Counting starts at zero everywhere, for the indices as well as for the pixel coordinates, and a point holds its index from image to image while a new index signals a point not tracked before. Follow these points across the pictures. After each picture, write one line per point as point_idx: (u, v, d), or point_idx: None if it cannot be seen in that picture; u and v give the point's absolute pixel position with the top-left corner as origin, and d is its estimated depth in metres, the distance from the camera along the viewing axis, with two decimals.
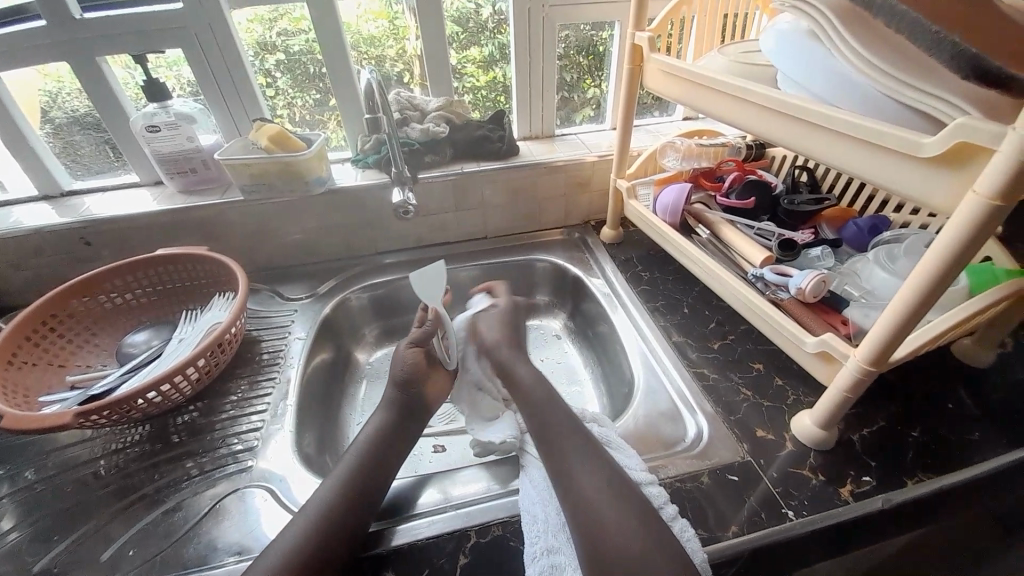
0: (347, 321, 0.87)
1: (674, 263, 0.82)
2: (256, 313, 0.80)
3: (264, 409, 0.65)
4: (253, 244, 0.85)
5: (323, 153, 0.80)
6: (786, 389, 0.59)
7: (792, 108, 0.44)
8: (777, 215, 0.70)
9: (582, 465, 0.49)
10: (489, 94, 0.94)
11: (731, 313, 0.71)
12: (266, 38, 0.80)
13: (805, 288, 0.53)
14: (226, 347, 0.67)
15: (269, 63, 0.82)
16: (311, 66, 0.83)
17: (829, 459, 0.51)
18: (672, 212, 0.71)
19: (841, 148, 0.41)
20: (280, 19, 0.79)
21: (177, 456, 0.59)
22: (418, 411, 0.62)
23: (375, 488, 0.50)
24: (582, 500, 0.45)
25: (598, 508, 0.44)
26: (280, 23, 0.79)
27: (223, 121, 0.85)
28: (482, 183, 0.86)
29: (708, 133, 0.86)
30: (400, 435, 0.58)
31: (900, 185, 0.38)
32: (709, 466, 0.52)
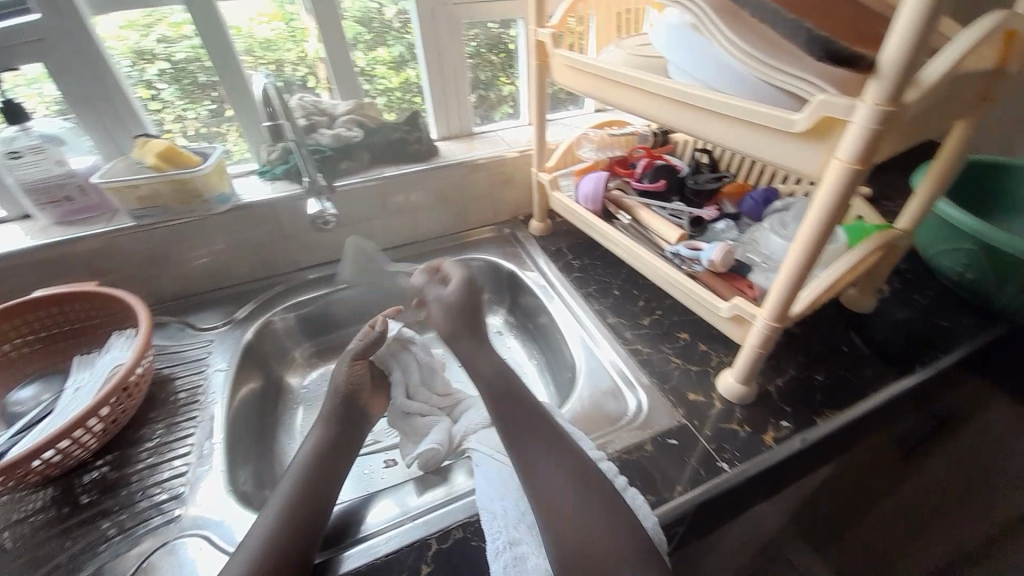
0: (274, 345, 0.81)
1: (601, 249, 0.86)
2: (164, 349, 0.73)
3: (188, 452, 0.60)
4: (155, 274, 0.77)
5: (222, 167, 0.74)
6: (710, 353, 0.65)
7: (685, 95, 0.48)
8: (686, 195, 0.76)
9: (546, 453, 0.49)
10: (403, 96, 0.92)
11: (656, 290, 0.76)
12: (142, 46, 0.72)
13: (716, 260, 0.58)
14: (133, 391, 0.60)
15: (150, 73, 0.74)
16: (200, 74, 0.76)
17: (752, 410, 0.57)
18: (593, 200, 0.75)
19: (730, 130, 0.45)
20: (156, 24, 0.71)
21: (90, 517, 0.53)
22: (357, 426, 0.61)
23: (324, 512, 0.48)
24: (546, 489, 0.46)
25: (562, 498, 0.45)
26: (158, 28, 0.71)
27: (101, 141, 0.75)
28: (405, 187, 0.84)
29: (618, 124, 0.90)
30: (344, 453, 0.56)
31: (779, 159, 0.43)
32: (651, 434, 0.55)
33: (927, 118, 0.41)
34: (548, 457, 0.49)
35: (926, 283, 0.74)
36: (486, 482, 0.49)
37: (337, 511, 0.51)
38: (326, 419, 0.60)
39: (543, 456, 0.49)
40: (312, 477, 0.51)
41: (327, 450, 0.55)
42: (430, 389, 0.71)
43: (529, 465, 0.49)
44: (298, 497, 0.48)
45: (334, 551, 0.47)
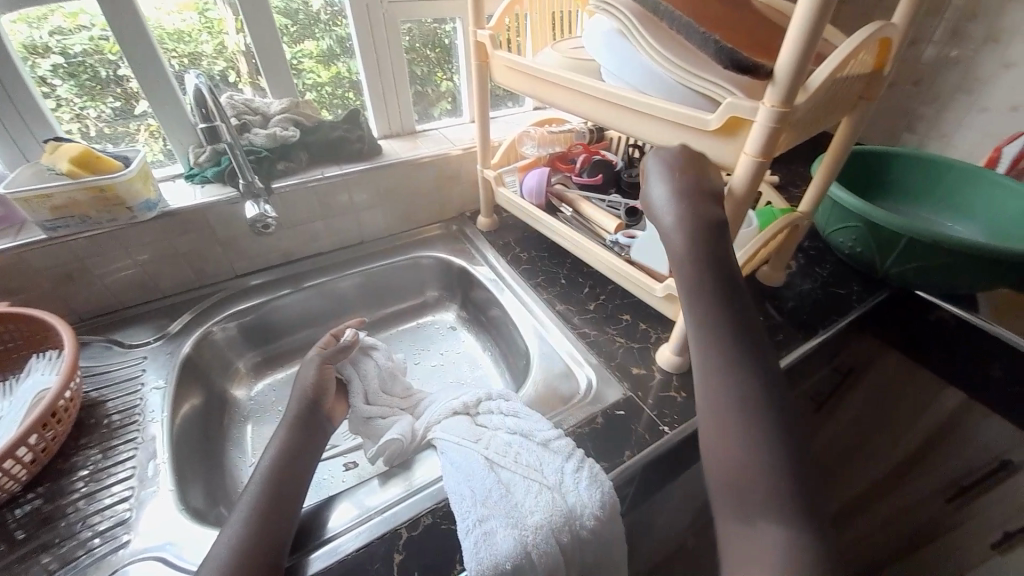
0: (216, 357, 0.78)
1: (548, 240, 0.90)
2: (89, 371, 0.68)
3: (129, 475, 0.57)
4: (76, 289, 0.71)
5: (147, 172, 0.69)
6: (649, 331, 0.70)
7: (615, 97, 0.52)
8: (621, 187, 0.81)
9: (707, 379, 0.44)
10: (335, 91, 0.90)
11: (599, 277, 0.81)
12: (34, 40, 0.66)
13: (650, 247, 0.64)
14: (61, 418, 0.56)
15: (43, 69, 0.68)
16: (102, 68, 0.71)
17: (687, 378, 0.63)
18: (537, 195, 0.78)
19: (655, 128, 0.50)
20: (49, 15, 0.65)
21: (24, 556, 0.49)
22: (320, 425, 0.61)
23: (290, 514, 0.48)
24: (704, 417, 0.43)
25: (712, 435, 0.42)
26: (52, 19, 0.65)
27: (0, 147, 0.68)
28: (348, 187, 0.84)
29: (555, 120, 0.94)
30: (305, 453, 0.56)
31: (698, 153, 0.48)
32: (601, 408, 0.60)
33: (817, 116, 0.49)
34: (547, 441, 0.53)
35: (826, 257, 0.85)
36: (454, 468, 0.51)
37: (305, 512, 0.51)
38: (286, 419, 0.60)
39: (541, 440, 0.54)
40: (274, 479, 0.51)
41: (287, 451, 0.55)
42: (389, 388, 0.71)
43: (529, 446, 0.53)
44: (262, 501, 0.48)
45: (302, 552, 0.47)
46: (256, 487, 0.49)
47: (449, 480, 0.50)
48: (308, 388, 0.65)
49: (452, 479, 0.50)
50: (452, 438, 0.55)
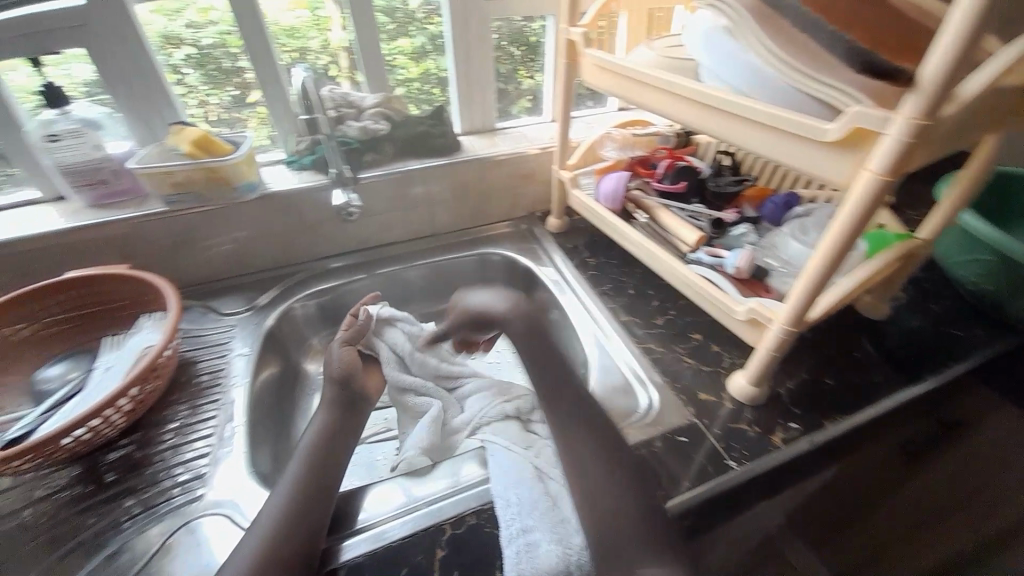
0: (293, 332, 0.83)
1: (619, 247, 0.86)
2: (188, 332, 0.75)
3: (210, 433, 0.62)
4: (183, 258, 0.79)
5: (253, 157, 0.76)
6: (722, 354, 0.65)
7: (710, 99, 0.48)
8: (706, 197, 0.76)
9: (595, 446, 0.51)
10: (423, 87, 0.93)
11: (671, 290, 0.76)
12: (170, 30, 0.73)
13: (741, 266, 0.60)
14: (159, 374, 0.62)
15: (177, 58, 0.76)
16: (225, 60, 0.78)
17: (762, 412, 0.57)
18: (613, 199, 0.75)
19: (753, 134, 0.46)
20: (186, 10, 0.73)
21: (115, 495, 0.55)
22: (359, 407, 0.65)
23: (330, 496, 0.51)
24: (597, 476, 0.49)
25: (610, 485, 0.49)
26: (187, 13, 0.73)
27: (136, 130, 0.78)
28: (426, 180, 0.86)
29: (639, 122, 0.90)
30: (347, 436, 0.60)
31: (806, 166, 0.43)
32: (661, 431, 0.56)
33: (960, 131, 0.41)
34: (601, 457, 0.52)
35: (944, 291, 0.74)
36: (498, 473, 0.51)
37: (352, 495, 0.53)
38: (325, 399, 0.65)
39: (596, 448, 0.53)
40: (315, 458, 0.55)
41: (327, 434, 0.59)
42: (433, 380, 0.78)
43: (581, 457, 0.53)
44: (307, 478, 0.52)
45: (346, 533, 0.49)
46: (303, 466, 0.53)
47: (495, 484, 0.50)
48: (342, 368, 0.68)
49: (497, 483, 0.50)
50: (498, 445, 0.55)
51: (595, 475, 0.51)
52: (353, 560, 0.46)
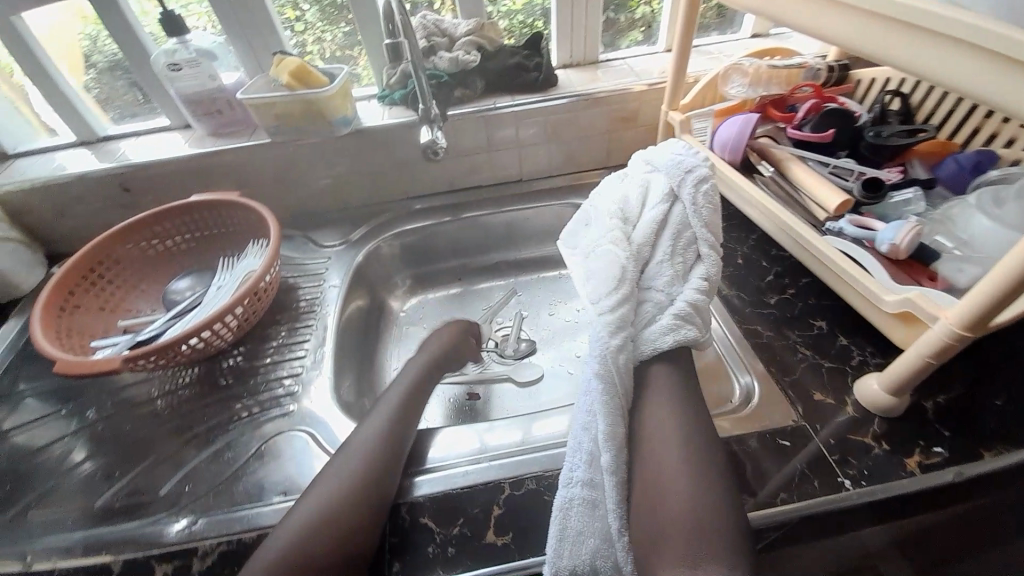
0: (379, 270, 0.85)
1: (731, 208, 0.74)
2: (290, 259, 0.80)
3: (304, 356, 0.67)
4: (285, 190, 0.84)
5: (346, 89, 0.75)
6: (851, 349, 0.54)
7: (901, 13, 0.36)
8: (858, 151, 0.61)
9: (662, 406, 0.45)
10: (526, 19, 0.84)
11: (792, 264, 0.64)
12: None
13: (899, 244, 0.48)
14: (262, 296, 0.66)
15: None
16: None
17: (895, 427, 0.47)
18: (732, 148, 0.63)
19: (961, 64, 0.33)
20: None
21: (225, 399, 0.62)
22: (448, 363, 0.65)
23: (404, 435, 0.51)
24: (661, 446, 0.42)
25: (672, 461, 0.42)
26: None
27: (246, 62, 0.80)
28: (517, 120, 0.79)
29: (780, 53, 0.74)
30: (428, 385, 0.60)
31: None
32: (758, 429, 0.48)
33: None
34: (657, 404, 0.45)
35: None
36: (585, 410, 0.44)
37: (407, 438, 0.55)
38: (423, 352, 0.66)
39: (673, 403, 0.45)
40: (405, 398, 0.56)
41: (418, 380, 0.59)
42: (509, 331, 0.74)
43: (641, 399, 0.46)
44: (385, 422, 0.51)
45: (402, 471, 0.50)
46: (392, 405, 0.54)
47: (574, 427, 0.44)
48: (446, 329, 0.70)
49: (580, 422, 0.44)
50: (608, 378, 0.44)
51: (653, 419, 0.45)
52: (408, 493, 0.48)
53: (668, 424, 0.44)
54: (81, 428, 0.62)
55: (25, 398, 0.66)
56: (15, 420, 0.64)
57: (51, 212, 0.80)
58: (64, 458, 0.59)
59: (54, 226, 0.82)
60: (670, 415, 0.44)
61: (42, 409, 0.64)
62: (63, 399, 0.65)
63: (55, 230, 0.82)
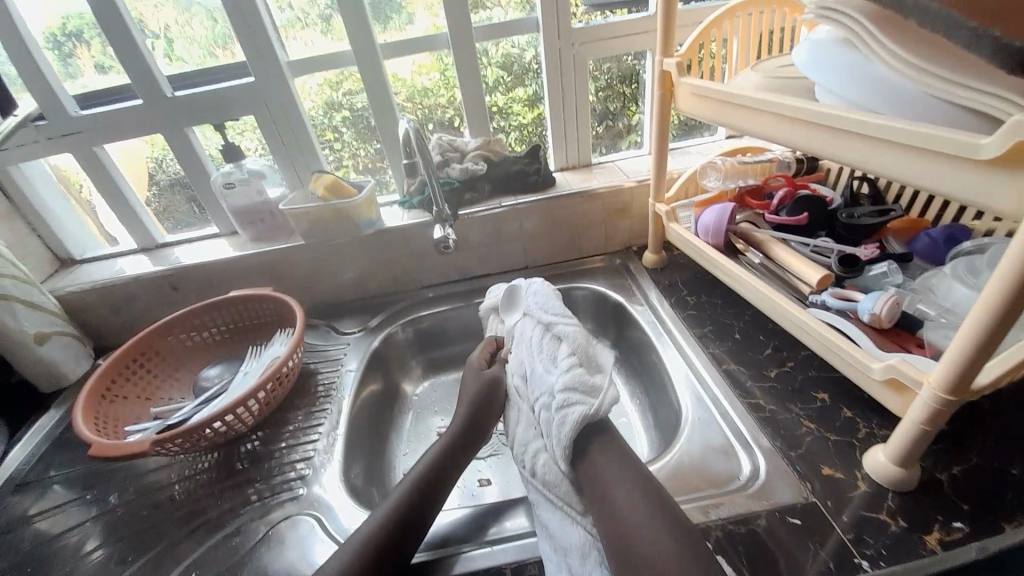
0: (395, 354, 0.89)
1: (724, 286, 0.78)
2: (314, 347, 0.86)
3: (318, 439, 0.69)
4: (313, 284, 0.92)
5: (372, 197, 0.85)
6: (856, 421, 0.53)
7: (835, 120, 0.42)
8: (835, 230, 0.66)
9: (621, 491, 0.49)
10: (535, 129, 0.97)
11: (789, 338, 0.66)
12: (333, 99, 0.89)
13: (879, 313, 0.51)
14: (284, 380, 0.71)
15: (336, 120, 0.91)
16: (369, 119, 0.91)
17: (911, 501, 0.45)
18: (715, 233, 0.69)
19: (897, 158, 0.39)
20: (344, 81, 0.87)
21: (240, 483, 0.64)
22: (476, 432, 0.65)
23: (421, 520, 0.52)
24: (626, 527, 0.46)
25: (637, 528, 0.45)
26: (345, 83, 0.87)
27: (289, 177, 0.93)
28: (521, 216, 0.88)
29: (752, 150, 0.83)
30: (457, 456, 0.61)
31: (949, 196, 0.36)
32: (766, 506, 0.47)
33: None
34: (621, 489, 0.49)
35: None
36: (545, 532, 0.49)
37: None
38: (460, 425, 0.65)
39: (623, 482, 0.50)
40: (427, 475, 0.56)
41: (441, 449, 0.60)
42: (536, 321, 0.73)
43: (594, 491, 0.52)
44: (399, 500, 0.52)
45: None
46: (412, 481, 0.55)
47: (541, 547, 0.48)
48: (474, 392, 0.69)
49: (547, 545, 0.48)
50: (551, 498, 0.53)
51: (625, 503, 0.48)
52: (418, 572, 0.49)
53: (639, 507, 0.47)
54: (101, 513, 0.63)
55: (52, 484, 0.68)
56: (41, 505, 0.66)
57: (105, 308, 0.89)
58: (79, 546, 0.60)
59: (105, 321, 0.90)
60: (625, 492, 0.49)
61: (66, 495, 0.67)
62: (87, 484, 0.68)
63: (106, 325, 0.91)
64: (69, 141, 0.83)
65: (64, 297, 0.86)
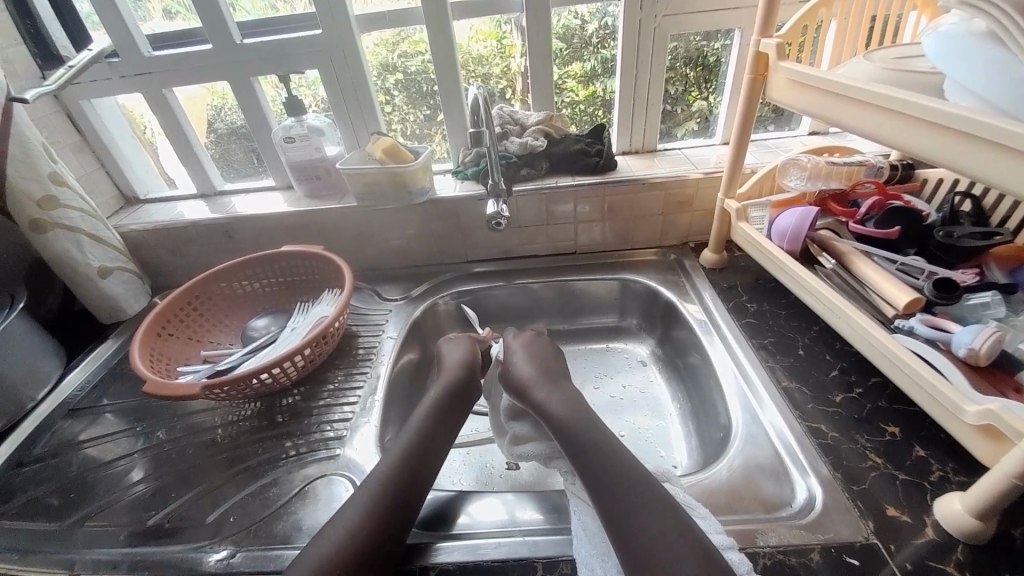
0: (434, 326, 0.89)
1: (790, 296, 0.73)
2: (357, 310, 0.86)
3: (355, 402, 0.69)
4: (360, 247, 0.92)
5: (427, 165, 0.83)
6: (929, 463, 0.49)
7: (968, 123, 0.36)
8: (929, 249, 0.59)
9: (652, 495, 0.47)
10: (587, 109, 0.93)
11: (859, 361, 0.61)
12: (389, 60, 0.86)
13: (978, 349, 0.46)
14: (328, 340, 0.71)
15: (389, 82, 0.89)
16: (425, 84, 0.88)
17: (984, 559, 0.41)
18: (790, 238, 0.64)
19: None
20: (402, 42, 0.85)
21: (280, 435, 0.66)
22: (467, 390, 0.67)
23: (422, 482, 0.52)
24: (643, 533, 0.44)
25: (658, 534, 0.43)
26: (402, 45, 0.85)
27: (345, 135, 0.92)
28: (575, 198, 0.84)
29: (840, 150, 0.76)
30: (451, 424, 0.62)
31: None
32: (819, 541, 0.44)
33: None
34: (641, 493, 0.47)
35: None
36: (581, 530, 0.48)
37: (431, 500, 0.56)
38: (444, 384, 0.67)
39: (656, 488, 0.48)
40: (421, 438, 0.57)
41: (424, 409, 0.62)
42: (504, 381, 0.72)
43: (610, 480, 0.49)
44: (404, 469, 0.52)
45: (422, 523, 0.53)
46: (405, 443, 0.55)
47: (579, 549, 0.46)
48: (459, 367, 0.70)
49: (584, 547, 0.46)
50: (590, 499, 0.52)
51: (647, 510, 0.45)
52: (439, 550, 0.49)
53: (662, 516, 0.44)
54: (147, 447, 0.66)
55: (105, 413, 0.72)
56: (90, 433, 0.70)
57: (163, 250, 0.92)
58: (125, 474, 0.63)
59: (164, 261, 0.94)
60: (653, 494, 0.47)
61: (118, 424, 0.70)
62: (136, 418, 0.71)
63: (164, 266, 0.95)
64: (139, 81, 0.84)
65: (126, 234, 0.90)
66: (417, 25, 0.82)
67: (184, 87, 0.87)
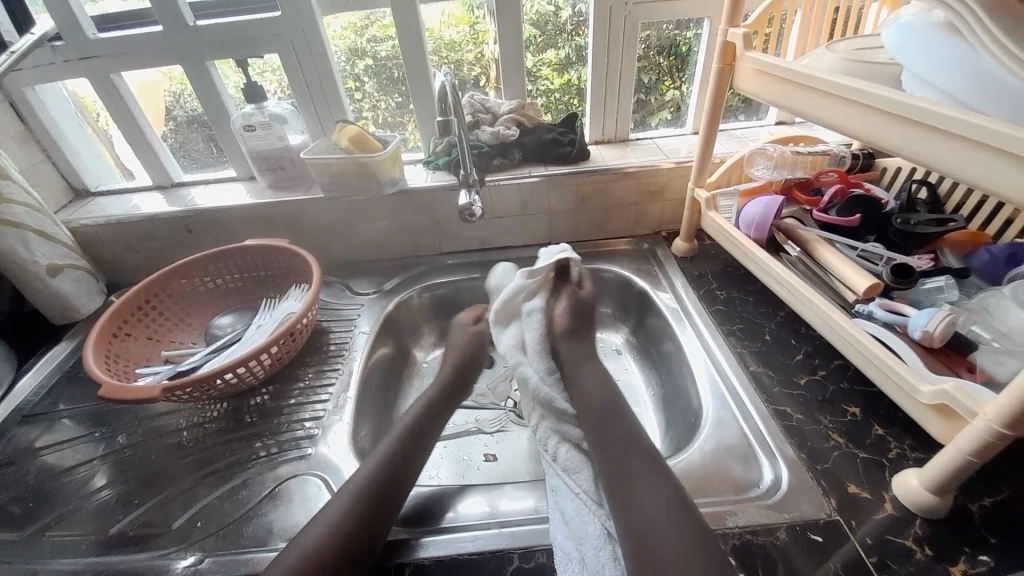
0: (409, 320, 0.88)
1: (759, 283, 0.75)
2: (328, 304, 0.84)
3: (327, 399, 0.68)
4: (330, 240, 0.90)
5: (397, 154, 0.81)
6: (887, 441, 0.51)
7: (923, 114, 0.38)
8: (887, 236, 0.61)
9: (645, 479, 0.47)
10: (561, 97, 0.92)
11: (823, 345, 0.63)
12: (357, 45, 0.83)
13: (933, 331, 0.48)
14: (297, 336, 0.69)
15: (358, 69, 0.86)
16: (395, 70, 0.85)
17: (937, 530, 0.44)
18: (757, 227, 0.65)
19: (993, 164, 0.34)
20: (370, 26, 0.82)
21: (249, 435, 0.64)
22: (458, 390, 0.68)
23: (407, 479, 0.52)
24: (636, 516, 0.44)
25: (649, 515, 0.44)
26: (370, 30, 0.82)
27: (311, 123, 0.89)
28: (549, 187, 0.84)
29: (805, 140, 0.78)
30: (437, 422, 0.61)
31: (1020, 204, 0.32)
32: (786, 520, 0.46)
33: None
34: (639, 477, 0.48)
35: None
36: (558, 518, 0.49)
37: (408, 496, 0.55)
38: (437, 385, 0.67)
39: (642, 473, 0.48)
40: (405, 435, 0.56)
41: (421, 409, 0.61)
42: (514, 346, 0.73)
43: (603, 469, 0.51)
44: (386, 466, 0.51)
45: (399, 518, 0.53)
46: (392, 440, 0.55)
47: (557, 535, 0.47)
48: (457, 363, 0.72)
49: (562, 533, 0.47)
50: (569, 486, 0.52)
51: (643, 492, 0.46)
52: (415, 544, 0.49)
53: (657, 498, 0.45)
54: (108, 452, 0.63)
55: (60, 418, 0.69)
56: (45, 439, 0.66)
57: (118, 245, 0.87)
58: (87, 480, 0.60)
59: (119, 258, 0.89)
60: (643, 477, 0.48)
61: (76, 430, 0.67)
62: (96, 421, 0.68)
63: (120, 263, 0.90)
64: (84, 65, 0.79)
65: (77, 229, 0.84)
66: (384, 8, 0.79)
67: (136, 72, 0.82)
